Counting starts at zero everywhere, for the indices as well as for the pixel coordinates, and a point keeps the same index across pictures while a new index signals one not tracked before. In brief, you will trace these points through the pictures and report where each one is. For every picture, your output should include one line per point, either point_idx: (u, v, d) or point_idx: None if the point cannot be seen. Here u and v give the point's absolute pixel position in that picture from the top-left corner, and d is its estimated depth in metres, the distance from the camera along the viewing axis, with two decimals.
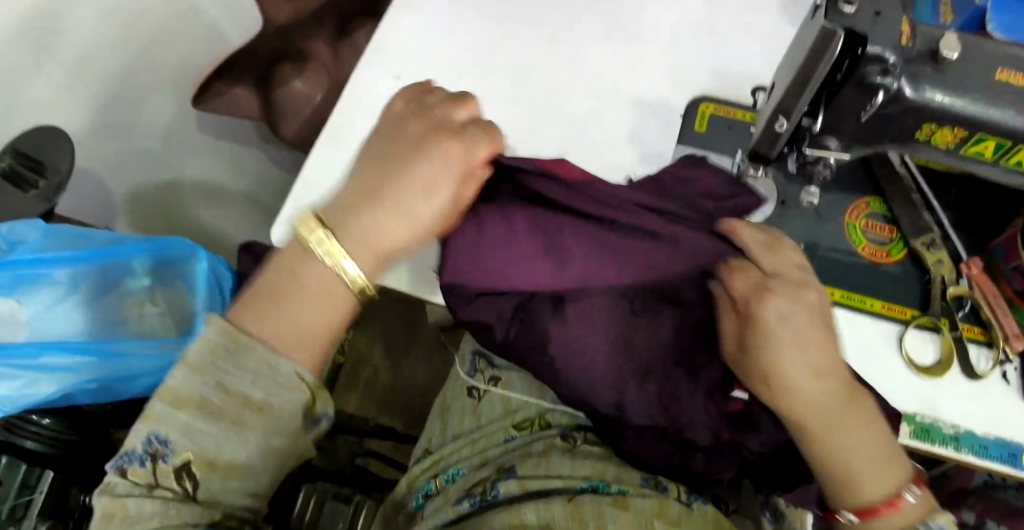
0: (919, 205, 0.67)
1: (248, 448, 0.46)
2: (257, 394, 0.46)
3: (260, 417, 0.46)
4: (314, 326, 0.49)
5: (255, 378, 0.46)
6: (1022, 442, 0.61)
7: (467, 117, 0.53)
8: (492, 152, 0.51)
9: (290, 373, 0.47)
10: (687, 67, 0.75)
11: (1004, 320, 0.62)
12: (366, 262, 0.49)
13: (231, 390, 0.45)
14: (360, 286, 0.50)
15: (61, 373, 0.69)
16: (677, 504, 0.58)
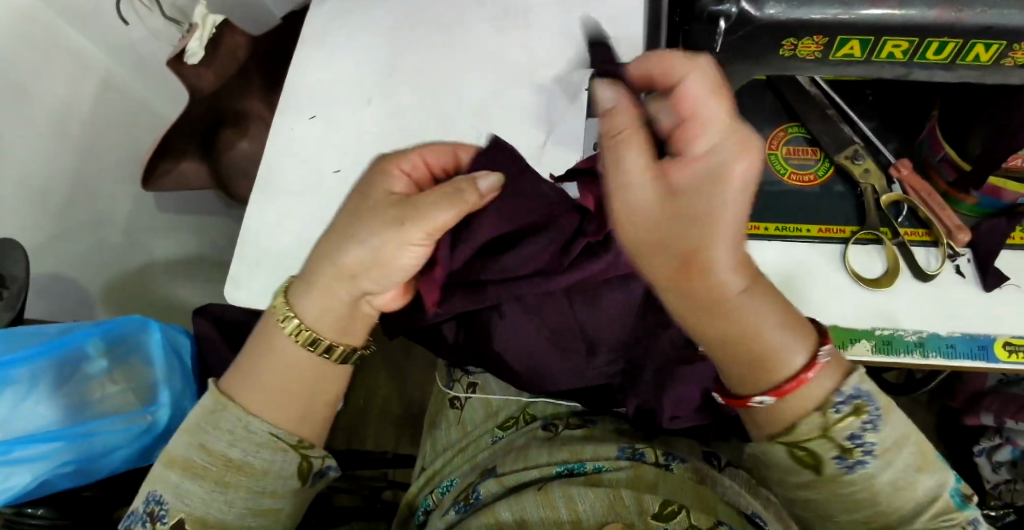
0: (835, 118, 0.66)
1: (236, 509, 0.52)
2: (235, 454, 0.51)
3: (247, 480, 0.51)
4: (288, 383, 0.53)
5: (231, 436, 0.51)
6: (989, 333, 0.60)
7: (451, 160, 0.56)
8: (436, 153, 0.55)
9: (262, 432, 0.52)
10: (586, 41, 0.77)
11: (942, 215, 0.61)
12: (311, 312, 0.53)
13: (213, 451, 0.51)
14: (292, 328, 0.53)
15: (36, 463, 0.70)
16: (652, 468, 0.60)
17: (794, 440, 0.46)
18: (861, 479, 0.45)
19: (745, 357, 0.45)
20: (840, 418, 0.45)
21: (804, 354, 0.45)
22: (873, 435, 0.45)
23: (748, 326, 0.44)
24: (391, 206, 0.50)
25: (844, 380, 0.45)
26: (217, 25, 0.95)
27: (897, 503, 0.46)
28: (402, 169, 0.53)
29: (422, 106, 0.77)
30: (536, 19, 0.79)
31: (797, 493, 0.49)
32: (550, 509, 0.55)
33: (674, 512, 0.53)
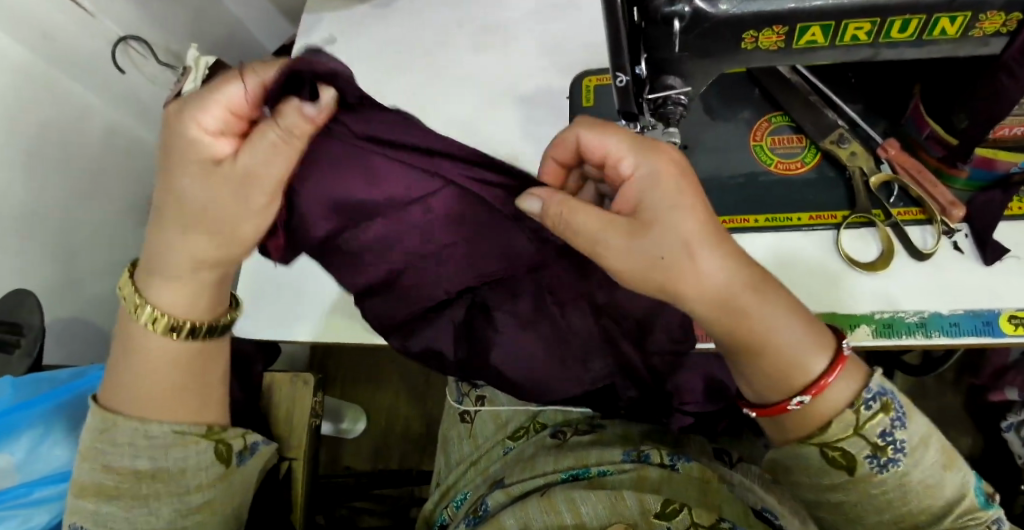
0: (818, 105, 0.66)
1: (165, 515, 0.52)
2: (143, 465, 0.51)
3: (165, 486, 0.52)
4: (157, 381, 0.52)
5: (132, 447, 0.51)
6: (991, 308, 0.59)
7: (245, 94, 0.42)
8: (234, 98, 0.42)
9: (164, 434, 0.51)
10: (565, 50, 0.77)
11: (935, 192, 0.60)
12: (181, 301, 0.50)
13: (119, 469, 0.51)
14: (162, 324, 0.51)
15: (51, 503, 0.67)
16: (656, 468, 0.60)
17: (828, 440, 0.44)
18: (894, 479, 0.44)
19: (766, 365, 0.45)
20: (871, 415, 0.44)
21: (825, 358, 0.45)
22: (903, 432, 0.44)
23: (765, 329, 0.44)
24: (228, 179, 0.43)
25: (868, 379, 0.45)
26: (209, 66, 0.96)
27: (928, 501, 0.44)
28: (202, 134, 0.43)
29: None
30: (512, 33, 0.80)
31: (824, 496, 0.47)
32: (553, 514, 0.56)
33: (676, 510, 0.54)
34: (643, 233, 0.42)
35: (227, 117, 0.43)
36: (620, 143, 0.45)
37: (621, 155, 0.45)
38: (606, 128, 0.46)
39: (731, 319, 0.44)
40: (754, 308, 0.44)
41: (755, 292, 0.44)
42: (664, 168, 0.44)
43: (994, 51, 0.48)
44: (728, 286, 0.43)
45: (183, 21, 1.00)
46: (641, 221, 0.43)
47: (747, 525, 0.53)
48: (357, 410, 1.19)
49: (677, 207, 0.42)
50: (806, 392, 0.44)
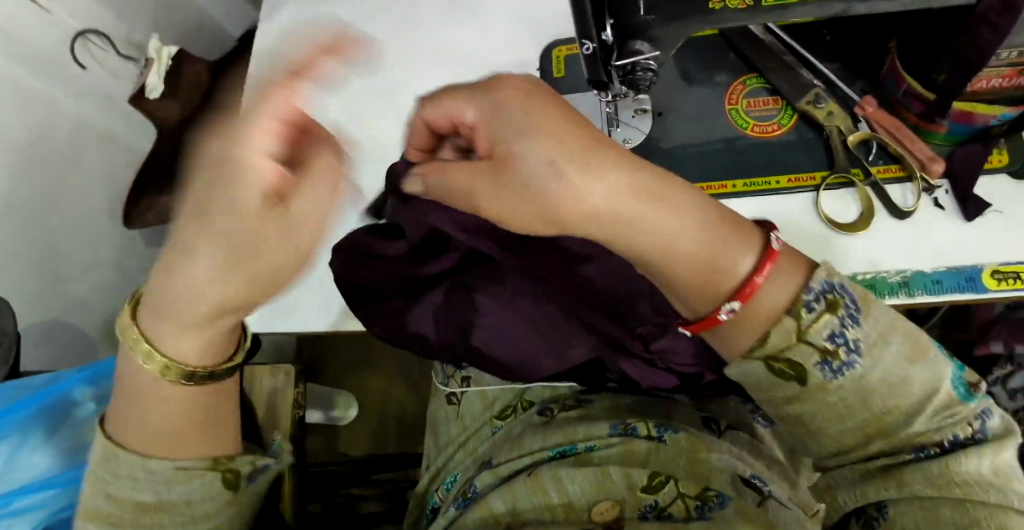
0: (793, 64, 0.64)
1: None
2: (146, 498, 0.48)
3: (168, 516, 0.49)
4: (165, 424, 0.48)
5: (133, 479, 0.48)
6: (974, 264, 0.58)
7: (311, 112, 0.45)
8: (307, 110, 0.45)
9: (167, 469, 0.48)
10: (534, 21, 0.75)
11: (913, 148, 0.59)
12: (196, 340, 0.45)
13: (120, 498, 0.48)
14: (165, 368, 0.46)
15: (32, 512, 0.66)
16: (643, 442, 0.60)
17: (770, 351, 0.41)
18: (851, 383, 0.41)
19: (691, 276, 0.42)
20: (816, 318, 0.40)
21: (750, 258, 0.41)
22: (855, 331, 0.40)
23: (702, 252, 0.41)
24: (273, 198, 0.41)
25: (808, 279, 0.41)
26: (173, 56, 0.95)
27: (895, 404, 0.41)
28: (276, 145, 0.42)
29: (380, 106, 0.76)
30: (480, 5, 0.77)
31: (785, 409, 0.44)
32: (541, 495, 0.55)
33: (663, 482, 0.54)
34: (508, 174, 0.38)
35: None
36: (458, 103, 0.40)
37: (457, 109, 0.40)
38: (437, 97, 0.41)
39: (632, 237, 0.40)
40: (653, 218, 0.39)
41: (714, 236, 0.41)
42: (504, 97, 0.38)
43: (969, 1, 0.46)
44: (624, 200, 0.38)
45: (143, 10, 0.97)
46: (500, 157, 0.38)
47: (736, 493, 0.52)
48: (349, 397, 1.19)
49: (523, 129, 0.37)
50: (735, 298, 0.41)
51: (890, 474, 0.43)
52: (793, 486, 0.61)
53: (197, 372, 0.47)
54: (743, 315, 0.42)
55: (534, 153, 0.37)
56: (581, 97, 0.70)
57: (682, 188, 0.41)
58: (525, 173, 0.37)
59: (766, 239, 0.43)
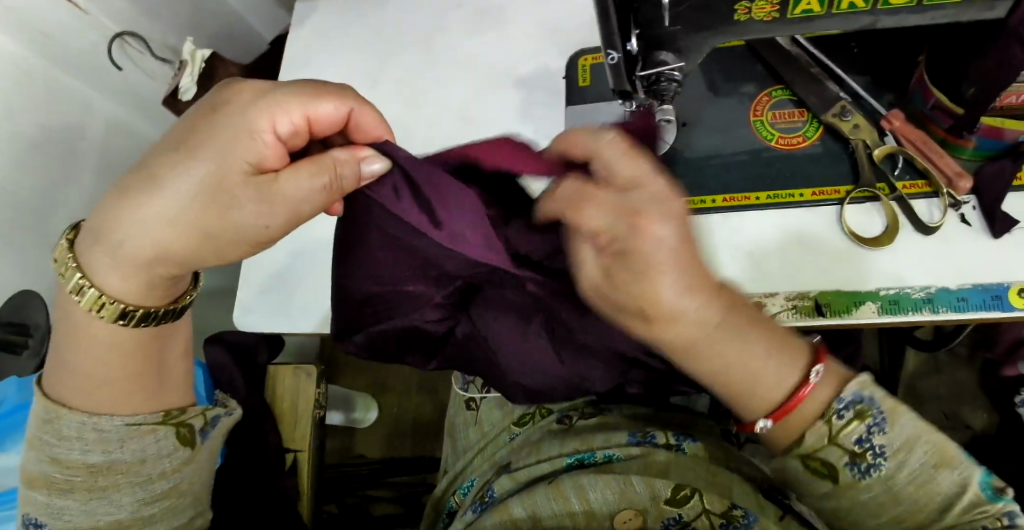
0: (820, 77, 0.64)
1: (126, 506, 0.49)
2: (97, 458, 0.48)
3: (124, 477, 0.49)
4: (99, 368, 0.49)
5: (81, 441, 0.48)
6: (1002, 282, 0.57)
7: (321, 111, 0.45)
8: (317, 110, 0.45)
9: (116, 426, 0.49)
10: (561, 30, 0.76)
11: (940, 162, 0.59)
12: (126, 274, 0.47)
13: (68, 462, 0.48)
14: (99, 303, 0.48)
15: None
16: (663, 452, 0.59)
17: (805, 450, 0.44)
18: (879, 483, 0.42)
19: (727, 389, 0.46)
20: (845, 424, 0.43)
21: (796, 375, 0.44)
22: (882, 438, 0.42)
23: (738, 360, 0.44)
24: (260, 185, 0.43)
25: (841, 390, 0.44)
26: (207, 60, 0.97)
27: (923, 501, 0.41)
28: (262, 133, 0.44)
29: (406, 112, 0.77)
30: (508, 15, 0.78)
31: (822, 503, 0.45)
32: (561, 501, 0.56)
33: (688, 496, 0.53)
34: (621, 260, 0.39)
35: (299, 122, 0.45)
36: (613, 155, 0.41)
37: (611, 169, 0.41)
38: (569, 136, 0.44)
39: (706, 357, 0.44)
40: (715, 328, 0.42)
41: (725, 330, 0.43)
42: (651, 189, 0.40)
43: (999, 15, 0.46)
44: (714, 328, 0.42)
45: (180, 15, 0.99)
46: (619, 246, 0.39)
47: (760, 510, 0.52)
48: (369, 399, 1.18)
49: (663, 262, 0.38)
50: (788, 403, 0.44)
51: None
52: None
53: (131, 310, 0.48)
54: (777, 428, 0.45)
55: (669, 258, 0.39)
56: (608, 106, 0.70)
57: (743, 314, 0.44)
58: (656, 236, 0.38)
59: (812, 351, 0.46)
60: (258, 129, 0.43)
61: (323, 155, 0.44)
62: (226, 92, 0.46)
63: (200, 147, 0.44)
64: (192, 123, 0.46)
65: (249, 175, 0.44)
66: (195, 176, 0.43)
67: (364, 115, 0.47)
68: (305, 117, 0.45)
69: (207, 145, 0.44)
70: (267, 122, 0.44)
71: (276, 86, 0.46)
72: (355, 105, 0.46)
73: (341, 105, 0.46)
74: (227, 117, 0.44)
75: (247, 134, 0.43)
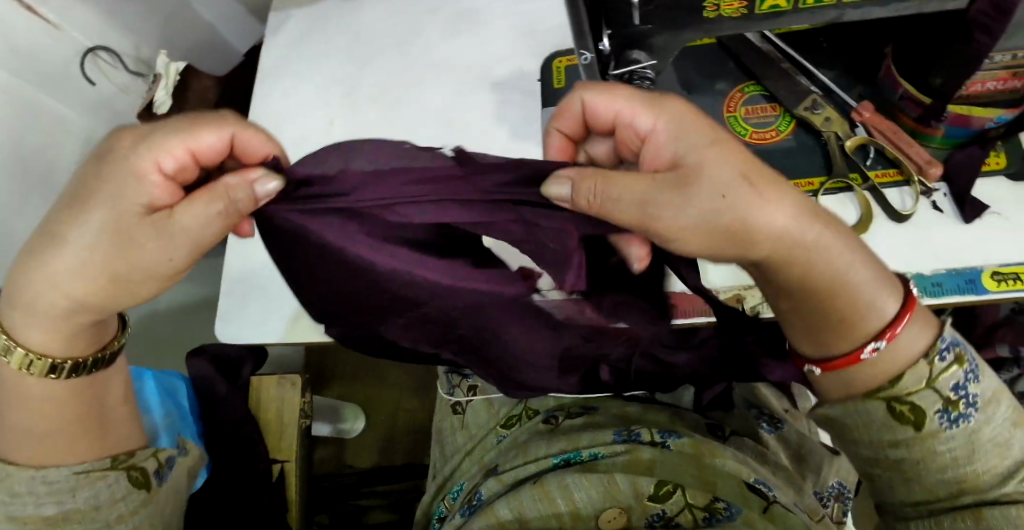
0: (790, 72, 0.65)
1: None
2: (52, 510, 0.47)
3: (80, 526, 0.48)
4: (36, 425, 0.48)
5: (34, 497, 0.47)
6: (973, 266, 0.58)
7: (207, 142, 0.44)
8: (205, 140, 0.44)
9: (63, 476, 0.48)
10: (535, 33, 0.77)
11: (910, 151, 0.60)
12: (47, 328, 0.46)
13: (25, 518, 0.47)
14: (24, 360, 0.47)
15: None
16: (647, 449, 0.60)
17: (895, 393, 0.44)
18: (963, 434, 0.43)
19: (825, 318, 0.45)
20: (945, 367, 0.43)
21: (895, 304, 0.44)
22: (975, 386, 0.43)
23: (839, 270, 0.43)
24: (158, 224, 0.42)
25: (941, 330, 0.44)
26: (181, 72, 0.96)
27: (996, 462, 0.44)
28: (147, 172, 0.42)
29: (383, 118, 0.77)
30: (483, 20, 0.79)
31: (883, 453, 0.46)
32: (548, 502, 0.56)
33: (670, 492, 0.54)
34: (686, 187, 0.40)
35: (184, 158, 0.44)
36: (628, 102, 0.46)
37: (638, 111, 0.46)
38: (610, 92, 0.47)
39: (795, 262, 0.43)
40: (813, 250, 0.43)
41: (818, 244, 0.43)
42: (674, 103, 0.45)
43: (961, 6, 0.47)
44: (798, 222, 0.42)
45: (153, 28, 0.98)
46: (680, 173, 0.41)
47: (744, 503, 0.52)
48: (358, 409, 1.19)
49: (720, 171, 0.41)
50: (881, 336, 0.44)
51: (967, 511, 0.44)
52: (798, 491, 0.61)
53: (60, 363, 0.48)
54: (883, 354, 0.44)
55: (719, 168, 0.41)
56: None
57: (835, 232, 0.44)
58: (697, 193, 0.40)
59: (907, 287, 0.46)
60: (142, 170, 0.42)
61: (216, 182, 0.42)
62: (110, 140, 0.45)
63: (91, 198, 0.43)
64: (76, 181, 0.45)
65: (145, 217, 0.43)
66: (91, 225, 0.43)
67: (249, 136, 0.45)
68: (191, 150, 0.44)
69: (96, 196, 0.43)
70: (150, 162, 0.42)
71: (156, 126, 0.45)
72: (236, 129, 0.45)
73: (223, 133, 0.44)
74: (111, 165, 0.43)
75: (133, 177, 0.42)
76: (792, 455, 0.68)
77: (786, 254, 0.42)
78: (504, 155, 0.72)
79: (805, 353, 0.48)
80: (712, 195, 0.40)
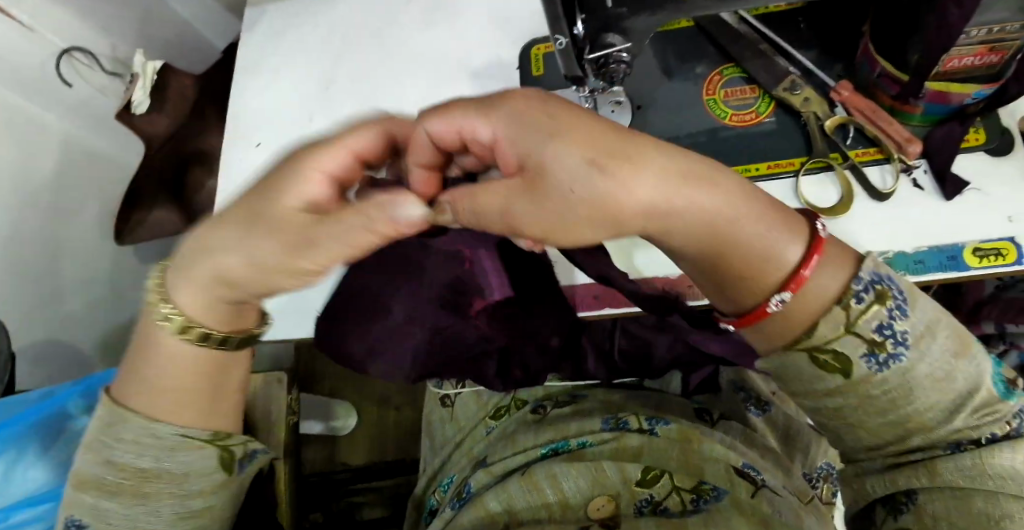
0: (768, 53, 0.65)
1: (163, 518, 0.48)
2: (148, 464, 0.47)
3: (167, 486, 0.48)
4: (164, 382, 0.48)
5: (137, 446, 0.47)
6: (954, 242, 0.58)
7: (356, 142, 0.40)
8: (361, 139, 0.41)
9: (174, 435, 0.48)
10: (513, 20, 0.76)
11: (890, 129, 0.59)
12: (191, 301, 0.45)
13: (121, 466, 0.47)
14: (180, 324, 0.46)
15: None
16: (635, 435, 0.60)
17: (815, 343, 0.41)
18: (896, 375, 0.41)
19: (736, 275, 0.41)
20: (865, 309, 0.40)
21: (800, 247, 0.41)
22: (903, 323, 0.40)
23: (744, 226, 0.40)
24: (298, 229, 0.37)
25: (858, 267, 0.41)
26: (159, 71, 0.94)
27: (937, 400, 0.41)
28: (312, 171, 0.38)
29: (363, 111, 0.76)
30: (460, 10, 0.78)
31: (824, 402, 0.44)
32: (537, 493, 0.56)
33: (658, 476, 0.54)
34: (539, 191, 0.35)
35: (349, 159, 0.40)
36: (466, 117, 0.38)
37: (473, 126, 0.38)
38: (447, 110, 0.38)
39: (684, 229, 0.39)
40: (702, 210, 0.38)
41: (701, 183, 0.38)
42: (515, 102, 0.36)
43: None
44: (666, 185, 0.36)
45: (129, 27, 0.97)
46: (530, 173, 0.35)
47: (730, 484, 0.53)
48: (349, 407, 1.18)
49: (567, 136, 0.34)
50: (792, 282, 0.40)
51: (920, 465, 0.44)
52: (787, 474, 0.60)
53: (210, 334, 0.47)
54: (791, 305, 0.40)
55: (578, 139, 0.34)
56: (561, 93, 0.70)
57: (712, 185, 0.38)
58: (557, 192, 0.34)
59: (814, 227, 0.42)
60: (310, 167, 0.38)
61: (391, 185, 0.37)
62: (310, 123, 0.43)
63: (260, 205, 0.39)
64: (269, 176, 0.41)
65: (302, 219, 0.38)
66: (261, 234, 0.39)
67: (406, 133, 0.42)
68: (353, 148, 0.40)
69: (269, 200, 0.39)
70: (317, 164, 0.39)
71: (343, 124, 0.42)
72: (391, 126, 0.42)
73: (377, 133, 0.41)
74: (294, 161, 0.40)
75: (302, 174, 0.38)
76: (780, 437, 0.68)
77: (658, 224, 0.38)
78: None
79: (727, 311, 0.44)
80: (596, 171, 0.34)
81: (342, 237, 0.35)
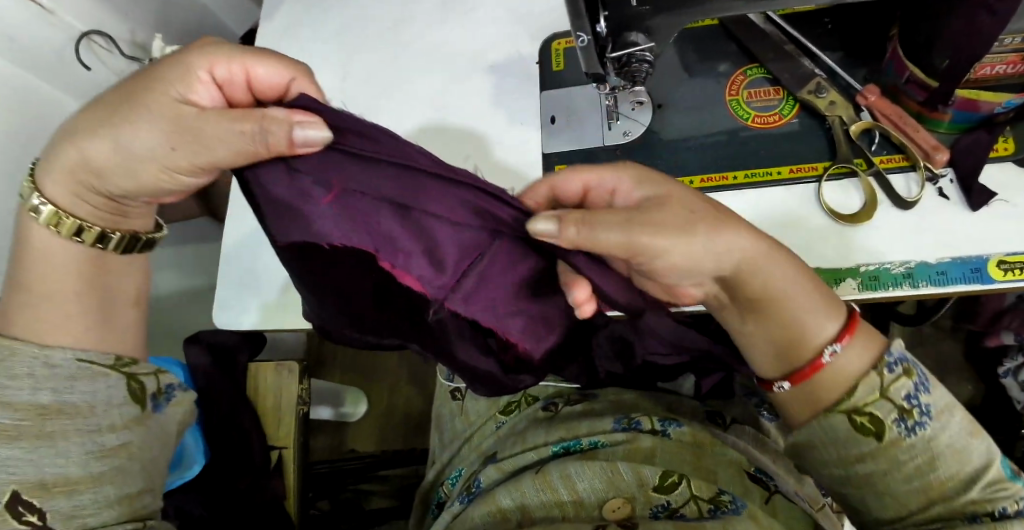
0: (794, 54, 0.64)
1: (76, 458, 0.44)
2: (46, 398, 0.43)
3: (72, 422, 0.44)
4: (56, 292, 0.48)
5: (31, 380, 0.44)
6: (979, 254, 0.57)
7: (259, 72, 0.42)
8: (269, 71, 0.42)
9: (68, 362, 0.46)
10: (534, 15, 0.75)
11: (916, 136, 0.59)
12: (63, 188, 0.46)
13: (17, 404, 0.42)
14: (52, 219, 0.47)
15: None
16: (648, 437, 0.59)
17: (853, 404, 0.46)
18: (920, 442, 0.45)
19: (784, 336, 0.49)
20: (894, 379, 0.46)
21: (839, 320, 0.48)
22: (926, 397, 0.45)
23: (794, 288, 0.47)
24: (182, 125, 0.40)
25: (887, 346, 0.47)
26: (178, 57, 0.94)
27: (955, 468, 0.45)
28: (195, 76, 0.41)
29: (379, 103, 0.76)
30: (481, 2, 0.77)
31: (852, 470, 0.48)
32: (550, 491, 0.55)
33: (675, 483, 0.53)
34: (650, 224, 0.42)
35: (238, 76, 0.42)
36: (596, 174, 0.47)
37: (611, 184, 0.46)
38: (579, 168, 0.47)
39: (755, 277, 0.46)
40: (768, 263, 0.46)
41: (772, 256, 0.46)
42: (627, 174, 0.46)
43: None
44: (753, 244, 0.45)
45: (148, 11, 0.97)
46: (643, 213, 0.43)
47: (744, 493, 0.52)
48: (358, 394, 1.19)
49: (677, 205, 0.44)
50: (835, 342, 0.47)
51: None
52: (799, 480, 0.60)
53: (87, 229, 0.47)
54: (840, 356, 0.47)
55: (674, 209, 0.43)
56: (580, 90, 0.69)
57: (784, 255, 0.47)
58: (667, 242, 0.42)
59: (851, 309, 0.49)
60: (192, 69, 0.41)
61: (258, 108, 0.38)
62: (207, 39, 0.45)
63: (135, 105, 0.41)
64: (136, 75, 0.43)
65: (184, 118, 0.40)
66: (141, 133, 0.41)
67: (306, 85, 0.43)
68: (247, 73, 0.42)
69: (146, 102, 0.41)
70: (204, 67, 0.41)
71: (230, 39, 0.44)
72: (297, 76, 0.43)
73: (287, 73, 0.42)
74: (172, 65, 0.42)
75: (183, 77, 0.41)
76: None
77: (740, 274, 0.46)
78: (500, 140, 0.71)
79: (772, 377, 0.51)
80: (674, 230, 0.42)
81: (225, 136, 0.39)
